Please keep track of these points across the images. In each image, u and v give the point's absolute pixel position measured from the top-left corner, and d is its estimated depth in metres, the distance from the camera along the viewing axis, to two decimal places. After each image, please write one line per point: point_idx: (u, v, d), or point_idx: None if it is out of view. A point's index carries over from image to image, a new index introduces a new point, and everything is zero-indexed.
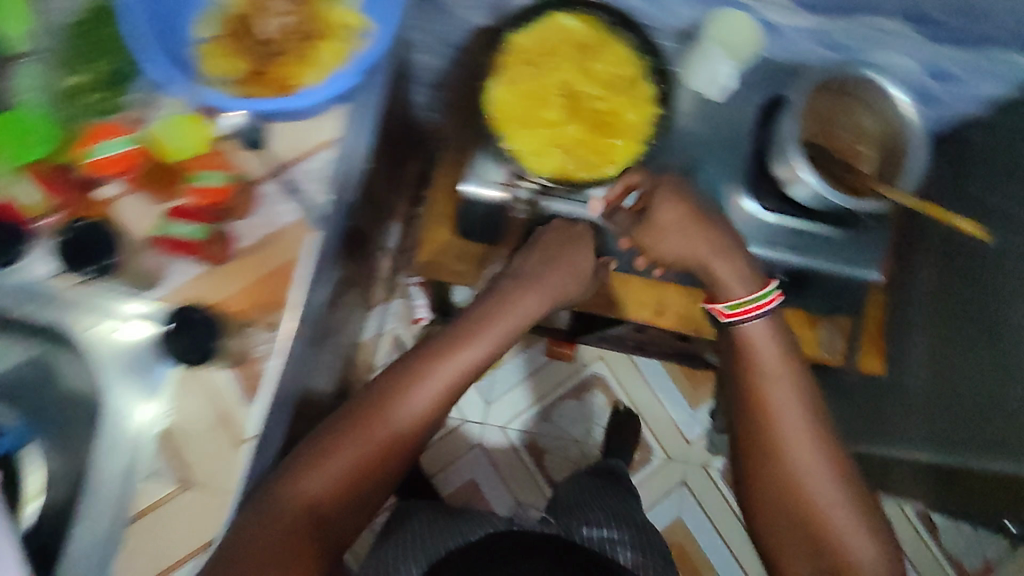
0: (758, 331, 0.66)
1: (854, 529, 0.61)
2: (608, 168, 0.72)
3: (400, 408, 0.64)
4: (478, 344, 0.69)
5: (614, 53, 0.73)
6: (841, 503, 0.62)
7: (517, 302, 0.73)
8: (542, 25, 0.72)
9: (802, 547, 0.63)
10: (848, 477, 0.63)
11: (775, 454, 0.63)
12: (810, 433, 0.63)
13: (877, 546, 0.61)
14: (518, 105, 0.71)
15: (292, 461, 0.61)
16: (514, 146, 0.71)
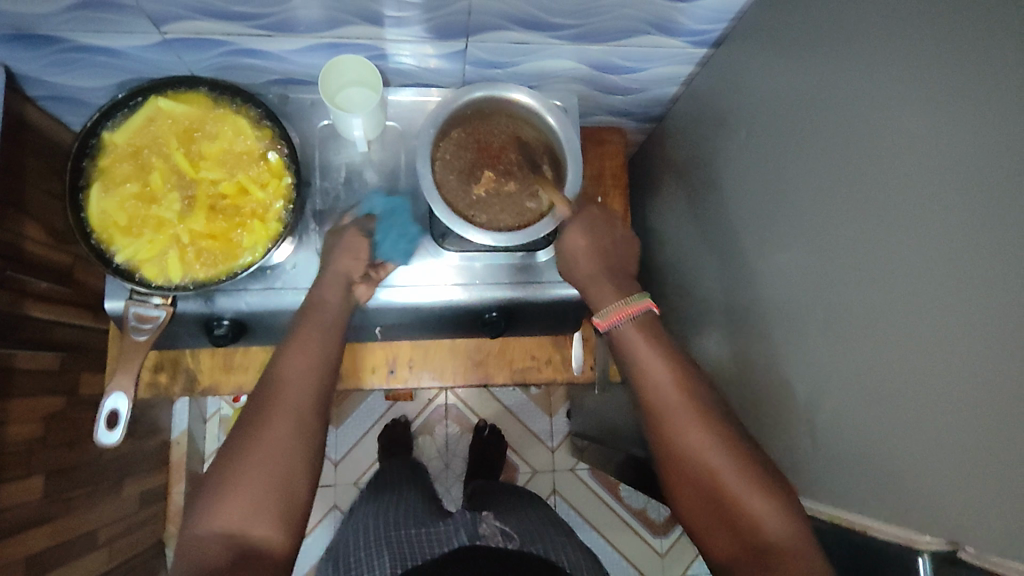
0: (630, 333, 0.61)
1: (767, 509, 0.51)
2: (247, 255, 0.65)
3: (219, 509, 0.51)
4: (274, 434, 0.54)
5: (231, 134, 0.66)
6: (749, 480, 0.53)
7: (279, 365, 0.58)
8: (144, 118, 0.65)
9: (717, 524, 0.53)
10: (742, 453, 0.54)
11: (679, 428, 0.56)
12: (687, 409, 0.57)
13: (788, 516, 0.51)
14: (126, 210, 0.64)
15: (189, 533, 0.51)
16: (131, 258, 0.63)
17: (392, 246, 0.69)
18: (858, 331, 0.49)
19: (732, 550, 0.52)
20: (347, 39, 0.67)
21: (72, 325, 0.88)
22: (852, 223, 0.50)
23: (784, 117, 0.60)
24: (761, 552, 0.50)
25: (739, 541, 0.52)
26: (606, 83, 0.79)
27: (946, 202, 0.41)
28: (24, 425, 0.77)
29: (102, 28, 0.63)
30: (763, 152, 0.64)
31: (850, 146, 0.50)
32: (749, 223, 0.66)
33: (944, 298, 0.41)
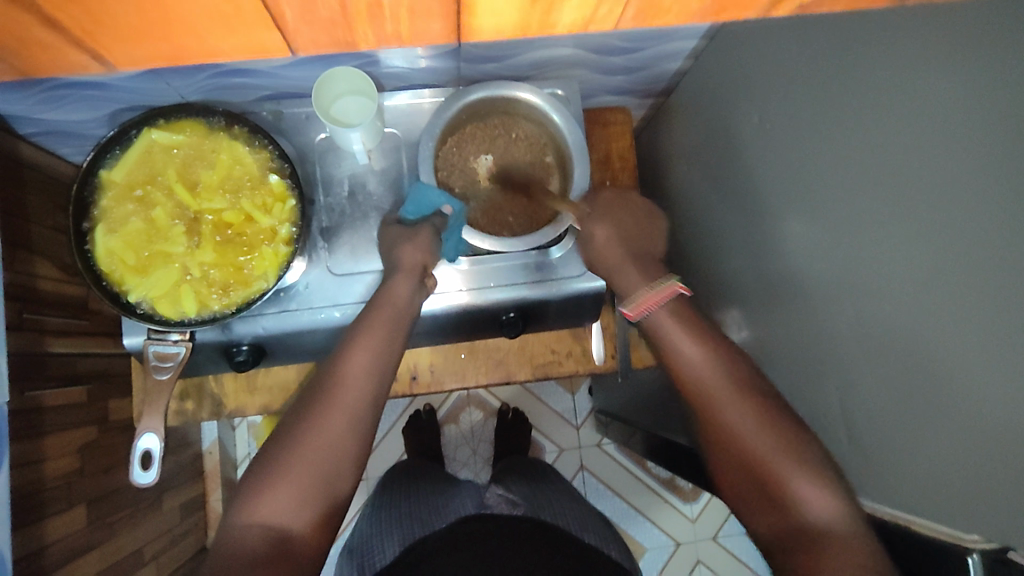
0: (663, 320, 0.61)
1: (810, 487, 0.50)
2: (259, 281, 0.65)
3: (263, 497, 0.52)
4: (328, 435, 0.55)
5: (226, 160, 0.65)
6: (785, 456, 0.52)
7: (344, 362, 0.58)
8: (136, 152, 0.64)
9: (758, 505, 0.52)
10: (784, 430, 0.53)
11: (717, 405, 0.56)
12: (719, 380, 0.57)
13: (832, 496, 0.49)
14: (132, 248, 0.63)
15: (239, 512, 0.52)
16: (144, 296, 0.63)
17: (455, 247, 0.68)
18: (887, 322, 0.48)
19: (772, 530, 0.51)
20: (336, 50, 0.65)
21: (93, 356, 0.88)
22: (876, 210, 0.48)
23: (799, 96, 0.57)
24: (802, 534, 0.49)
25: (779, 520, 0.51)
26: (607, 65, 0.77)
27: (979, 192, 0.39)
28: (60, 459, 0.78)
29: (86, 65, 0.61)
30: (775, 133, 0.61)
31: (872, 129, 0.48)
32: (765, 206, 0.65)
33: (980, 292, 0.40)
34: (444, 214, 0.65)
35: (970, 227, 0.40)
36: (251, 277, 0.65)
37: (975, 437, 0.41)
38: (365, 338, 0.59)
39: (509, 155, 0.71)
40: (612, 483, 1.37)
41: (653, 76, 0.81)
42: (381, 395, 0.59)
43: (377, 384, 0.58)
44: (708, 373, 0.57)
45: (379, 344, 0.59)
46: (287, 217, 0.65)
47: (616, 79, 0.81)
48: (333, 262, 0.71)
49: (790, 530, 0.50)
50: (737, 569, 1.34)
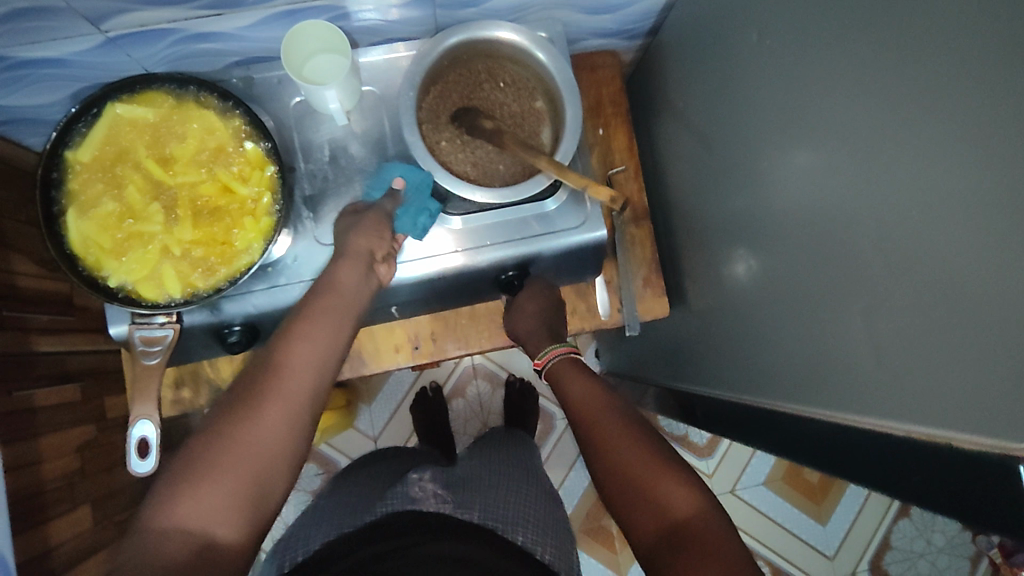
0: (561, 365, 0.71)
1: (680, 491, 0.53)
2: (243, 255, 0.62)
3: (182, 497, 0.47)
4: (262, 428, 0.51)
5: (195, 133, 0.62)
6: (656, 463, 0.56)
7: (288, 351, 0.54)
8: (99, 130, 0.60)
9: (636, 515, 0.54)
10: (659, 453, 0.57)
11: (597, 440, 0.61)
12: (600, 410, 0.63)
13: (695, 497, 0.53)
14: (108, 231, 0.60)
15: (153, 517, 0.47)
16: (124, 280, 0.60)
17: (412, 223, 0.65)
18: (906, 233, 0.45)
19: (650, 534, 0.53)
20: (303, 4, 0.61)
21: (85, 353, 0.85)
22: (889, 116, 0.45)
23: (797, 7, 0.54)
24: (672, 533, 0.51)
25: (654, 525, 0.53)
26: (590, 3, 0.73)
27: (1002, 76, 0.36)
28: (59, 460, 0.76)
29: (39, 38, 0.58)
30: (774, 52, 0.58)
31: (880, 29, 0.45)
32: (766, 134, 0.61)
33: (1003, 186, 0.37)
34: (394, 188, 0.65)
35: (992, 117, 0.37)
36: (233, 252, 0.62)
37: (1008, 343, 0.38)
38: (313, 321, 0.56)
39: (495, 103, 0.67)
40: None
41: (641, 11, 0.77)
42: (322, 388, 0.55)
43: (317, 374, 0.55)
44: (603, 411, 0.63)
45: (320, 335, 0.55)
46: (266, 186, 0.62)
47: (600, 18, 0.77)
48: (319, 233, 0.68)
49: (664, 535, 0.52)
50: (757, 521, 1.33)
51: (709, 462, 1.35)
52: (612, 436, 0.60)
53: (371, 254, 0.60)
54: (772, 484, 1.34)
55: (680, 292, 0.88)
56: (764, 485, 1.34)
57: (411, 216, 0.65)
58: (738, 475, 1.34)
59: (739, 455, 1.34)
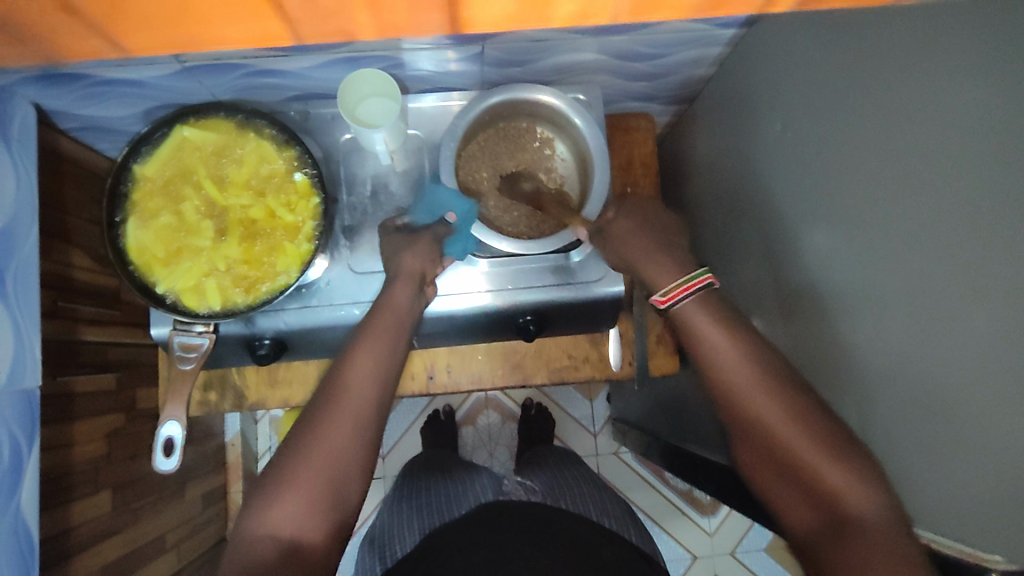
0: (689, 309, 0.59)
1: (846, 480, 0.48)
2: (282, 276, 0.66)
3: (270, 508, 0.52)
4: (336, 436, 0.55)
5: (253, 161, 0.67)
6: (823, 450, 0.50)
7: (348, 370, 0.59)
8: (168, 147, 0.66)
9: (791, 501, 0.51)
10: (813, 420, 0.51)
11: (747, 396, 0.54)
12: (757, 381, 0.54)
13: (872, 492, 0.47)
14: (161, 242, 0.65)
15: (249, 527, 0.52)
16: (171, 288, 0.65)
17: (461, 248, 0.69)
18: (903, 332, 0.47)
19: (807, 526, 0.50)
20: (363, 52, 0.67)
21: (126, 345, 0.91)
22: (895, 219, 0.47)
23: (819, 102, 0.57)
24: (836, 528, 0.47)
25: (815, 517, 0.49)
26: (629, 71, 0.77)
27: (993, 200, 0.39)
28: (88, 444, 0.81)
29: (124, 63, 0.64)
30: (795, 139, 0.61)
31: (892, 138, 0.47)
32: (784, 215, 0.64)
33: (998, 302, 0.39)
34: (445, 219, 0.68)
35: (986, 238, 0.39)
36: (275, 272, 0.66)
37: (990, 449, 0.40)
38: (369, 334, 0.61)
39: (500, 169, 0.72)
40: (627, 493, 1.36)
41: (680, 82, 0.81)
42: (385, 399, 0.59)
43: (379, 387, 0.59)
44: (743, 366, 0.55)
45: (374, 355, 0.60)
46: (313, 216, 0.67)
47: (638, 84, 0.80)
48: (353, 261, 0.72)
49: (824, 527, 0.48)
50: None
51: (710, 521, 1.35)
52: (761, 420, 0.53)
53: (396, 288, 0.65)
54: (770, 551, 1.33)
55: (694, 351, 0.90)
56: (765, 551, 1.33)
57: (462, 241, 0.68)
58: (737, 538, 1.34)
59: (739, 517, 1.35)
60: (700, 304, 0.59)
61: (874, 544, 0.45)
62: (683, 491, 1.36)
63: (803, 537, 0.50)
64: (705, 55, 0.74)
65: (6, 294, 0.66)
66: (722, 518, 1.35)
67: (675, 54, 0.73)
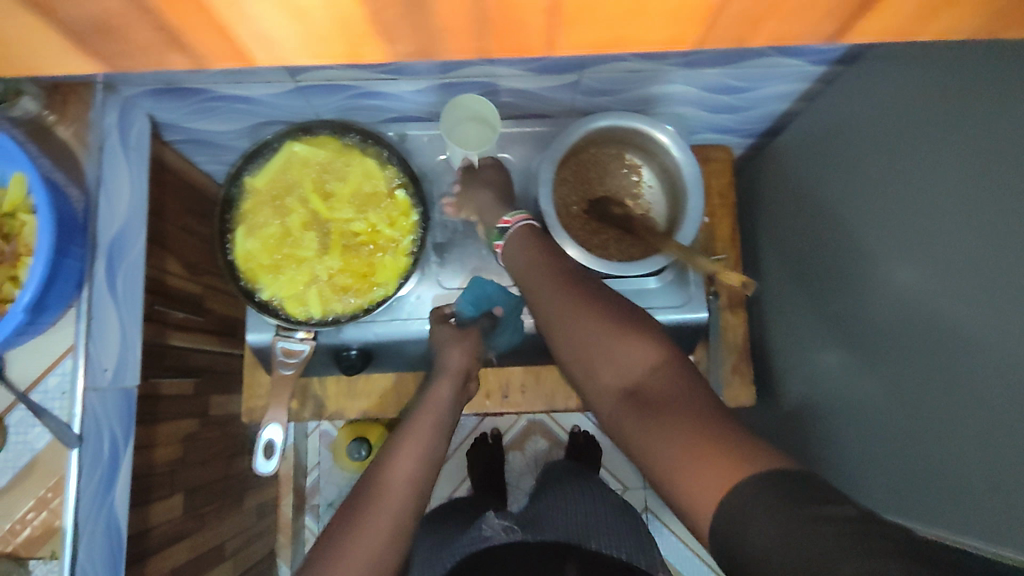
0: (515, 237, 0.64)
1: (630, 351, 0.53)
2: (380, 288, 0.69)
3: None
4: (370, 537, 0.55)
5: (356, 177, 0.70)
6: (604, 331, 0.54)
7: (388, 468, 0.59)
8: (279, 162, 0.69)
9: (597, 380, 0.55)
10: (610, 312, 0.55)
11: (564, 313, 0.56)
12: (554, 280, 0.58)
13: (653, 356, 0.52)
14: (267, 251, 0.68)
15: None
16: (275, 295, 0.68)
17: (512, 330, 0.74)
18: (995, 368, 0.47)
19: (611, 398, 0.53)
20: (462, 78, 0.70)
21: (206, 352, 0.94)
22: (989, 254, 0.48)
23: (905, 138, 0.58)
24: (632, 394, 0.51)
25: (615, 387, 0.53)
26: (713, 103, 0.79)
27: None
28: (167, 447, 0.83)
29: (241, 80, 0.68)
30: (877, 175, 0.62)
31: (986, 176, 0.48)
32: (863, 250, 0.64)
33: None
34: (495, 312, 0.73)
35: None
36: (373, 285, 0.69)
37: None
38: None
39: (588, 193, 0.75)
40: (675, 529, 1.33)
41: (760, 116, 0.83)
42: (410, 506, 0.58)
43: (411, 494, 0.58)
44: (545, 276, 0.59)
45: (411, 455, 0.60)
46: (413, 232, 0.69)
47: (720, 116, 0.83)
48: (442, 275, 0.75)
49: (630, 402, 0.52)
50: None
51: None
52: (553, 311, 0.57)
53: None
54: None
55: (765, 384, 0.90)
56: None
57: (507, 334, 0.74)
58: None
59: None
60: (523, 234, 0.63)
61: (660, 400, 0.49)
62: None
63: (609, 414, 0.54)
64: (790, 90, 0.76)
65: (116, 296, 0.69)
66: None
67: (760, 89, 0.76)
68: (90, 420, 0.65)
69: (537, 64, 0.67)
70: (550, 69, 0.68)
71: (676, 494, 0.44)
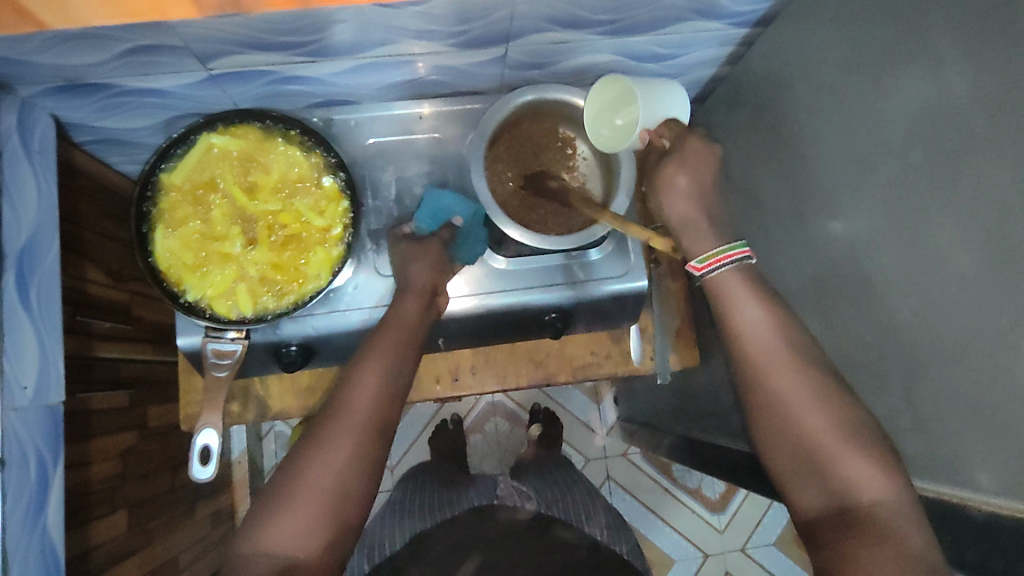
0: (727, 279, 0.58)
1: (865, 470, 0.50)
2: (313, 280, 0.67)
3: (274, 525, 0.52)
4: (335, 452, 0.55)
5: (282, 167, 0.67)
6: (849, 440, 0.51)
7: (352, 388, 0.58)
8: (198, 155, 0.65)
9: (805, 485, 0.53)
10: (848, 419, 0.52)
11: (768, 374, 0.55)
12: (781, 357, 0.55)
13: (889, 479, 0.49)
14: (190, 250, 0.65)
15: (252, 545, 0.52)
16: (202, 296, 0.65)
17: (471, 251, 0.71)
18: (922, 311, 0.49)
19: (816, 511, 0.52)
20: (384, 57, 0.68)
21: (137, 362, 0.89)
22: (906, 202, 0.49)
23: (824, 95, 0.59)
24: (844, 514, 0.50)
25: (825, 501, 0.51)
26: (641, 71, 0.79)
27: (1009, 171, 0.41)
28: (104, 463, 0.79)
29: (149, 71, 0.64)
30: (799, 133, 0.63)
31: (901, 127, 0.50)
32: (793, 210, 0.66)
33: (1015, 272, 0.41)
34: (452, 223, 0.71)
35: (1005, 210, 0.41)
36: (307, 278, 0.67)
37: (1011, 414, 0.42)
38: (389, 341, 0.61)
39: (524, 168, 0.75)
40: (638, 495, 1.36)
41: (688, 81, 0.83)
42: (381, 416, 0.58)
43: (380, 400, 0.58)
44: (761, 345, 0.56)
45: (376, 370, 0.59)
46: (345, 221, 0.67)
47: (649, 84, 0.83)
48: (379, 263, 0.73)
49: (831, 509, 0.51)
50: None
51: (719, 518, 1.36)
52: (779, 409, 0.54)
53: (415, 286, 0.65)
54: (777, 543, 1.35)
55: None
56: (775, 545, 1.35)
57: (470, 243, 0.71)
58: (747, 533, 1.35)
59: (746, 513, 1.36)
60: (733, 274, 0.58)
61: (882, 529, 0.47)
62: (691, 490, 1.37)
63: (812, 520, 0.52)
64: (714, 55, 0.77)
65: (30, 308, 0.65)
66: (730, 514, 1.36)
67: (686, 55, 0.76)
68: (12, 441, 0.61)
69: (461, 38, 0.65)
70: (474, 43, 0.67)
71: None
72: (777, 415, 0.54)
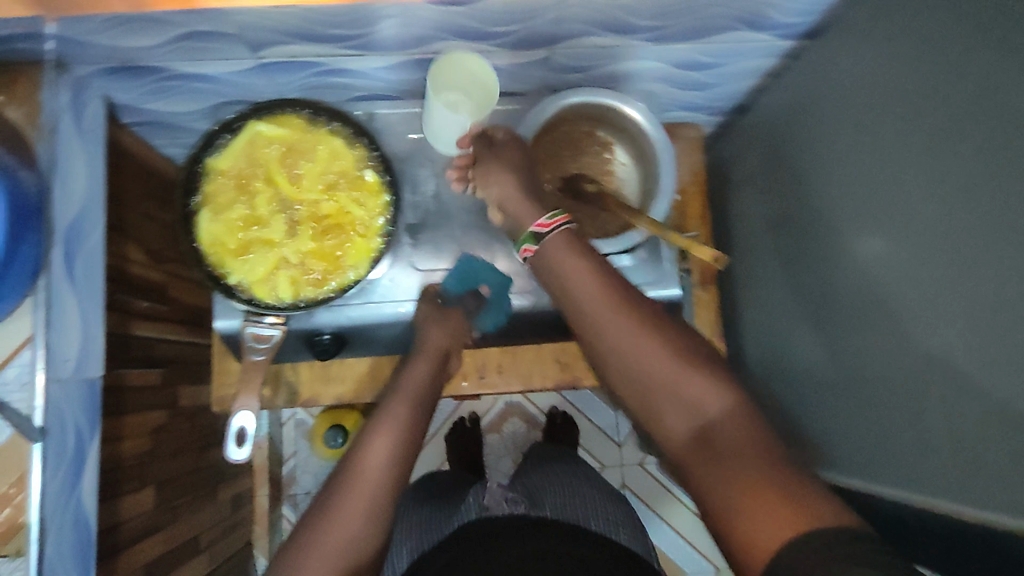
0: (553, 238, 0.53)
1: (702, 391, 0.47)
2: (352, 271, 0.68)
3: None
4: (344, 524, 0.54)
5: (326, 153, 0.68)
6: (681, 366, 0.48)
7: (364, 454, 0.57)
8: (246, 139, 0.67)
9: (661, 414, 0.49)
10: (684, 344, 0.49)
11: (591, 307, 0.50)
12: (611, 295, 0.50)
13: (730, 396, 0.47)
14: (235, 234, 0.67)
15: None
16: (242, 281, 0.66)
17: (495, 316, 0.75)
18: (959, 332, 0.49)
19: (680, 439, 0.48)
20: (433, 54, 0.69)
21: (171, 341, 0.91)
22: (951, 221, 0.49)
23: (870, 110, 0.58)
24: (707, 435, 0.47)
25: (684, 426, 0.48)
26: (683, 79, 0.79)
27: None
28: (136, 439, 0.81)
29: (201, 58, 0.65)
30: (841, 147, 0.63)
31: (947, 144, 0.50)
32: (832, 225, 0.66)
33: None
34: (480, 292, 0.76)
35: None
36: (347, 268, 0.68)
37: None
38: (391, 411, 0.60)
39: (562, 170, 0.75)
40: (652, 505, 1.36)
41: (732, 91, 0.83)
42: (394, 482, 0.57)
43: (390, 465, 0.57)
44: (575, 277, 0.51)
45: (386, 434, 0.58)
46: (386, 213, 0.68)
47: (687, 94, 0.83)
48: (415, 257, 0.76)
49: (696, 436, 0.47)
50: None
51: None
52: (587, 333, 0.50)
53: None
54: None
55: (739, 358, 0.91)
56: None
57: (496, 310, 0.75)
58: None
59: None
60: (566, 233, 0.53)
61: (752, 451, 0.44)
62: None
63: (677, 444, 0.49)
64: (759, 66, 0.76)
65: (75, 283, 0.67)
66: None
67: (731, 66, 0.76)
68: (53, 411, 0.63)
69: (507, 37, 0.66)
70: (520, 42, 0.67)
71: (729, 523, 0.43)
72: (592, 339, 0.50)
